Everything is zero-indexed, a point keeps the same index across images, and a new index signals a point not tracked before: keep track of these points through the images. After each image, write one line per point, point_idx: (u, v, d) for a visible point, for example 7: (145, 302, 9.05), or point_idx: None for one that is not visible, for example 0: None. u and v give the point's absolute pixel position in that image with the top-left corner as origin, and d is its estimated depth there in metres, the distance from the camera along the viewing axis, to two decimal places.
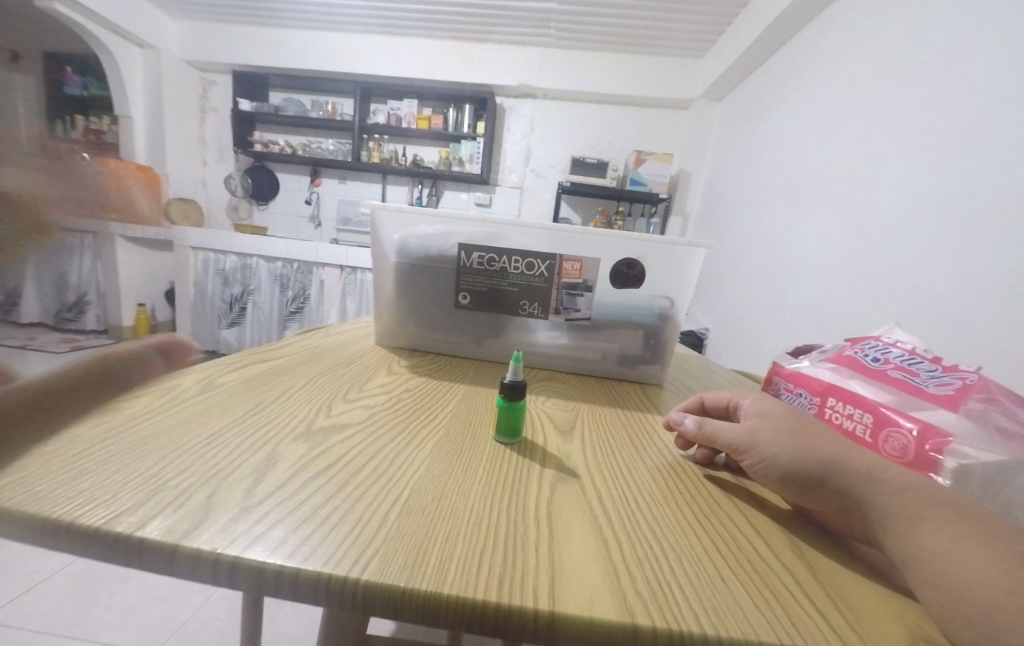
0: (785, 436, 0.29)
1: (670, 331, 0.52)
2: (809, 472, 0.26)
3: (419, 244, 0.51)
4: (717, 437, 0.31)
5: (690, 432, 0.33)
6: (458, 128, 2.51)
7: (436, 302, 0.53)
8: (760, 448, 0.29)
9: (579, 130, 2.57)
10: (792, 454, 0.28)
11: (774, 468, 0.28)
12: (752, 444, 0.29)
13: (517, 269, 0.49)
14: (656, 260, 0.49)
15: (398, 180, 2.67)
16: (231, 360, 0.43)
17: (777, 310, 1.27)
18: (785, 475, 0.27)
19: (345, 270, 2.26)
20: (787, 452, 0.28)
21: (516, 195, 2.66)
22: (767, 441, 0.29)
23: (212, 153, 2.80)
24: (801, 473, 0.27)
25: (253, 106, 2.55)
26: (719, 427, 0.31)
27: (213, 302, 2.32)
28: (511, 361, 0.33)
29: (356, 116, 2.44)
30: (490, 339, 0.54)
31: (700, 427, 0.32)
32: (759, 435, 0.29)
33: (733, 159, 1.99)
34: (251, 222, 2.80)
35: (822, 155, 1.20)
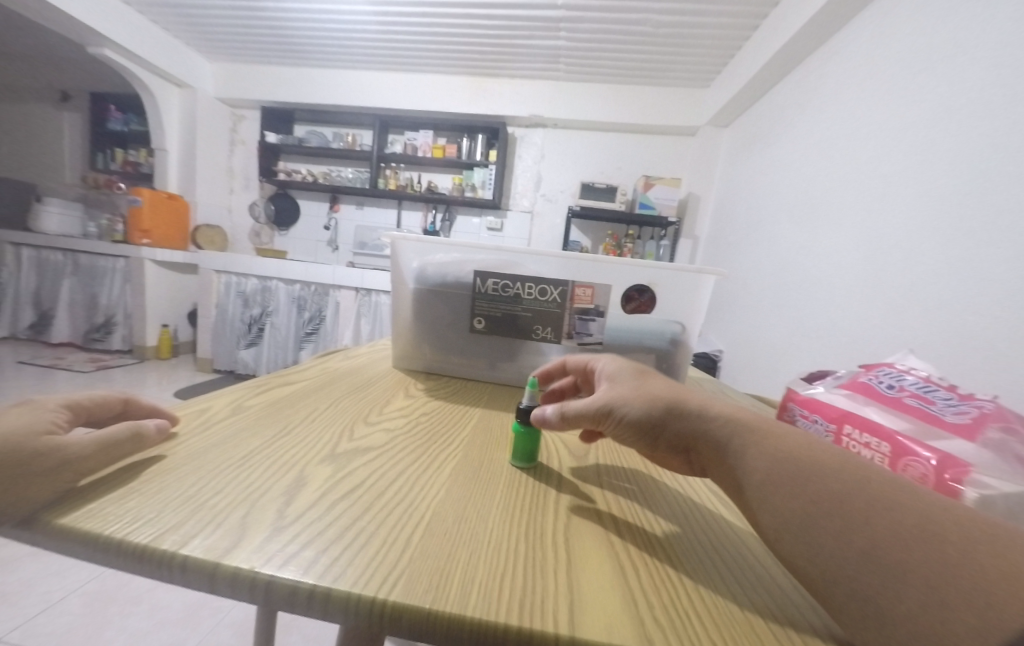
0: (633, 393, 0.32)
1: (682, 355, 0.52)
2: (654, 420, 0.30)
3: (436, 271, 0.53)
4: (580, 416, 0.32)
5: (554, 421, 0.32)
6: (471, 156, 2.61)
7: (452, 328, 0.55)
8: (617, 410, 0.32)
9: (588, 157, 2.64)
10: (640, 408, 0.31)
11: (631, 423, 0.31)
12: (610, 406, 0.32)
13: (531, 295, 0.51)
14: (666, 287, 0.50)
15: (413, 206, 2.76)
16: (256, 383, 0.45)
17: (791, 334, 1.26)
18: (640, 426, 0.31)
19: (360, 292, 2.32)
20: (637, 407, 0.31)
21: (526, 219, 2.72)
22: (620, 400, 0.32)
23: (239, 182, 2.95)
24: (649, 420, 0.30)
25: (278, 139, 2.71)
26: (578, 406, 0.33)
27: (232, 323, 2.39)
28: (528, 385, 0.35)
29: (375, 146, 2.58)
30: (503, 363, 0.56)
31: (562, 414, 0.32)
32: (613, 399, 0.32)
33: (742, 182, 2.01)
34: (272, 246, 2.92)
35: (831, 180, 1.21)
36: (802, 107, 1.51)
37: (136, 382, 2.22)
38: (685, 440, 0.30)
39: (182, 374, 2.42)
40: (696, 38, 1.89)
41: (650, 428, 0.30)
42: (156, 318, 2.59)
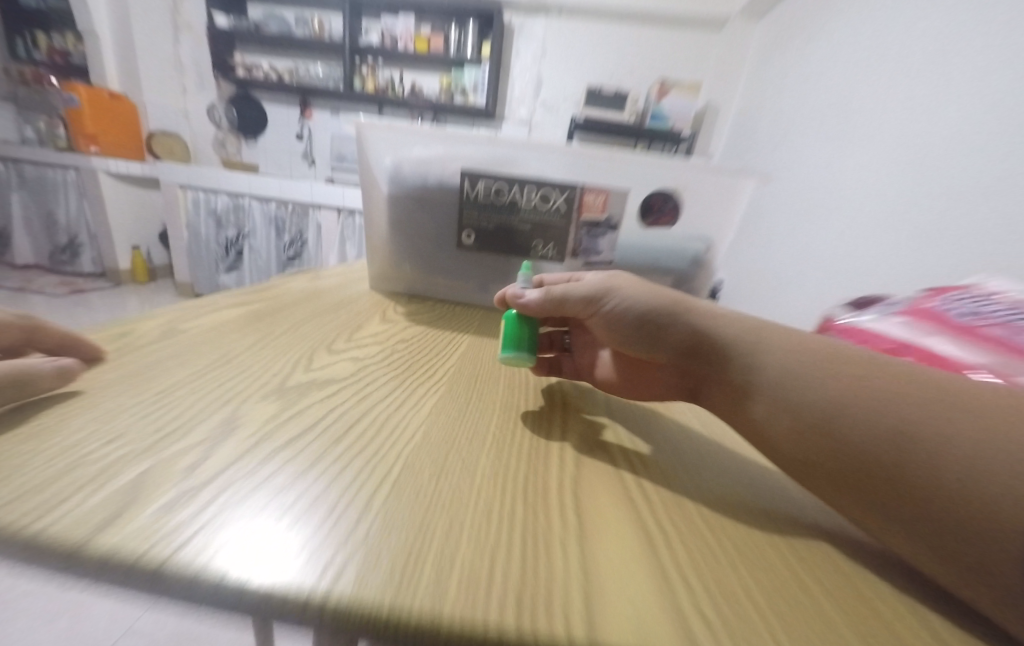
0: (633, 285, 0.30)
1: (702, 279, 0.45)
2: (656, 314, 0.28)
3: (414, 170, 0.43)
4: (567, 299, 0.31)
5: (535, 301, 0.30)
6: (461, 51, 2.24)
7: (437, 242, 0.46)
8: (614, 295, 0.30)
9: (597, 54, 2.27)
10: (640, 297, 0.29)
11: (625, 312, 0.29)
12: (605, 294, 0.30)
13: (530, 203, 0.42)
14: (693, 194, 0.42)
15: (396, 112, 2.44)
16: (206, 302, 0.37)
17: (802, 262, 1.19)
18: (636, 317, 0.29)
19: (343, 212, 2.14)
20: (635, 295, 0.29)
21: (524, 132, 2.43)
22: (617, 287, 0.30)
23: (192, 79, 2.50)
24: (648, 313, 0.29)
25: (231, 22, 2.29)
26: (566, 291, 0.31)
27: (208, 246, 2.23)
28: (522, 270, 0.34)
29: (347, 35, 2.19)
30: (497, 286, 0.48)
31: (547, 295, 0.31)
32: (612, 284, 0.30)
33: (770, 89, 1.76)
34: (241, 159, 2.59)
35: (874, 81, 1.05)
36: None
37: (115, 307, 2.13)
38: (688, 342, 0.28)
39: (163, 299, 2.32)
40: None
41: (647, 323, 0.29)
42: (125, 240, 2.42)
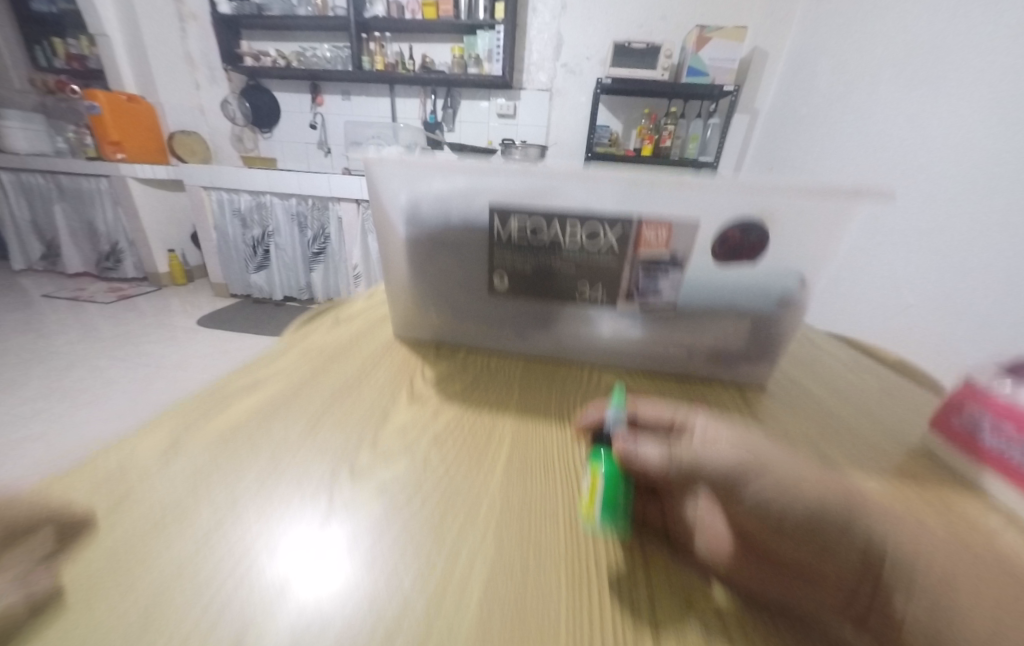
0: (783, 456, 0.22)
1: (791, 320, 0.36)
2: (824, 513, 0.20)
3: (433, 208, 0.36)
4: (701, 465, 0.22)
5: (658, 463, 0.22)
6: (473, 13, 2.05)
7: (464, 286, 0.40)
8: (765, 476, 0.21)
9: (625, 1, 2.02)
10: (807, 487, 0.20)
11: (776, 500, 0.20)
12: (750, 473, 0.21)
13: (574, 241, 0.35)
14: (784, 218, 0.33)
15: (408, 90, 2.31)
16: (212, 392, 0.33)
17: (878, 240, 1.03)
18: (793, 511, 0.20)
19: (362, 204, 2.09)
20: (801, 481, 0.20)
21: (545, 99, 2.24)
22: (773, 465, 0.21)
23: (203, 73, 2.46)
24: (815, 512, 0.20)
25: (233, 8, 2.19)
26: (698, 455, 0.22)
27: (237, 246, 2.27)
28: (615, 400, 0.27)
29: (352, 9, 2.05)
30: (535, 331, 0.41)
31: (672, 458, 0.22)
32: (763, 457, 0.21)
33: (834, 25, 1.50)
34: (258, 153, 2.58)
35: (989, 11, 0.84)
36: None
37: (159, 311, 2.23)
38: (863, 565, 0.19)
39: (202, 300, 2.41)
40: None
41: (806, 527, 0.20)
42: (161, 244, 2.49)
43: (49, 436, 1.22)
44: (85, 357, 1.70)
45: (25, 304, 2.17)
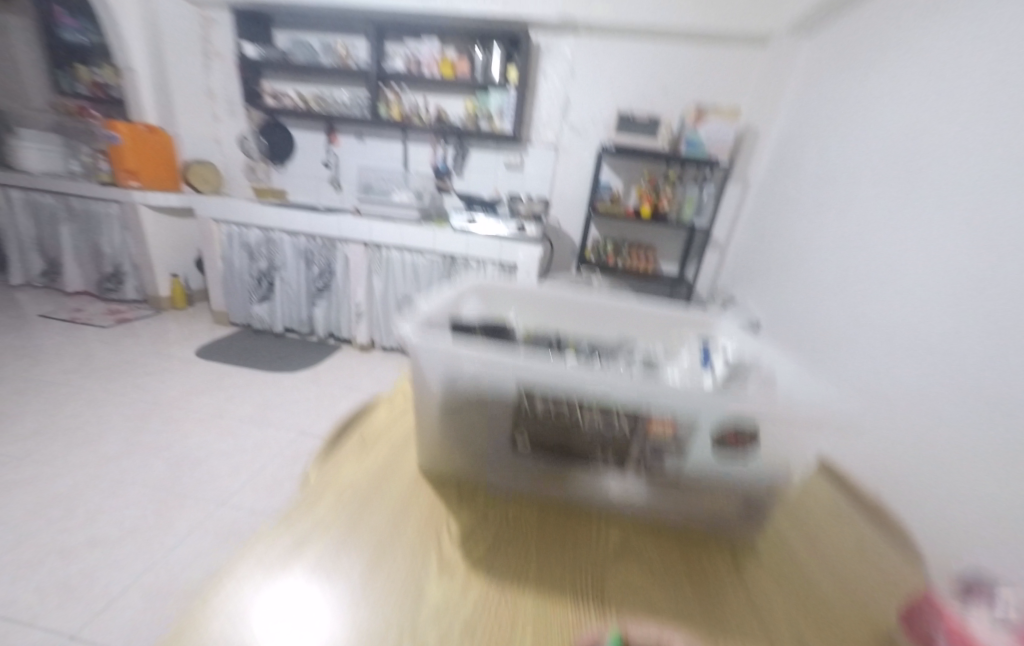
0: None
1: (774, 492, 0.42)
2: None
3: (467, 384, 0.41)
4: None
5: None
6: (487, 74, 2.17)
7: (488, 440, 0.44)
8: None
9: (629, 74, 2.16)
10: None
11: None
12: None
13: (592, 420, 0.41)
14: (770, 421, 0.38)
15: (421, 138, 2.41)
16: (254, 559, 0.33)
17: (857, 334, 1.11)
18: None
19: (370, 246, 2.14)
20: None
21: (551, 156, 2.36)
22: None
23: (223, 106, 2.55)
24: None
25: (259, 52, 2.30)
26: None
27: (241, 277, 2.30)
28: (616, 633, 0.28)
29: (373, 62, 2.16)
30: (549, 482, 0.45)
31: None
32: None
33: (821, 118, 1.63)
34: (270, 185, 2.65)
35: (950, 147, 0.94)
36: (924, 24, 1.13)
37: (156, 338, 2.23)
38: None
39: (200, 326, 2.42)
40: None
41: None
42: (165, 268, 2.51)
43: (41, 480, 1.22)
44: (80, 389, 1.70)
45: (21, 325, 2.16)
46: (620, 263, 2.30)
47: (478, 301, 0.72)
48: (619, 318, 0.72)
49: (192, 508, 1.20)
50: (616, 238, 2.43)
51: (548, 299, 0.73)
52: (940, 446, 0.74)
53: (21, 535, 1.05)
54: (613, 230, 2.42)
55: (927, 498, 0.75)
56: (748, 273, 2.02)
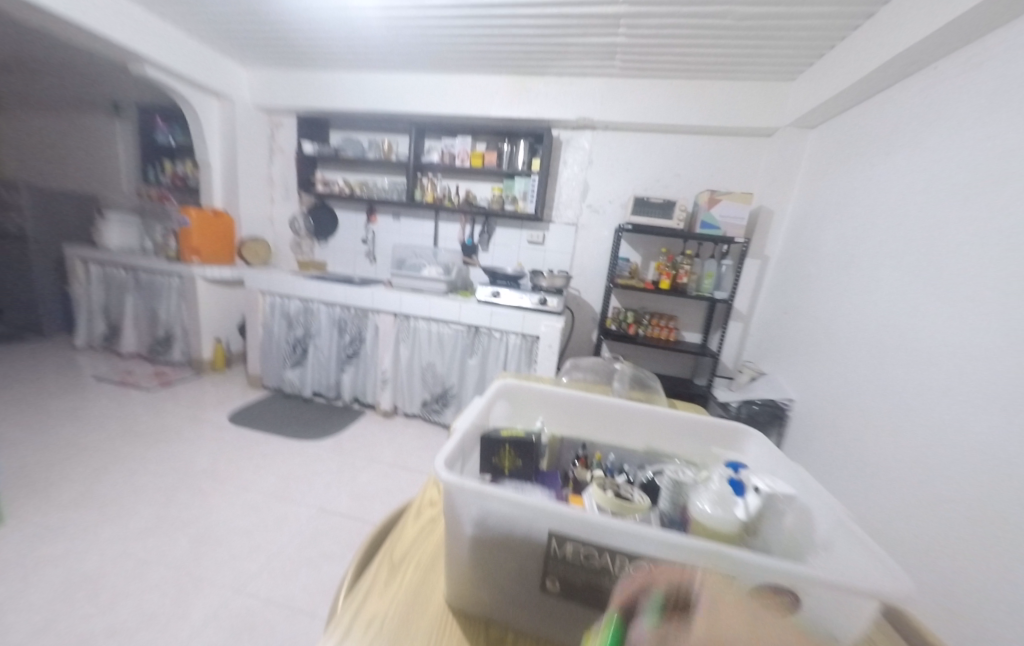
0: None
1: None
2: None
3: (499, 521, 0.43)
4: None
5: None
6: (513, 163, 2.40)
7: (517, 580, 0.44)
8: None
9: (643, 161, 2.35)
10: None
11: None
12: None
13: (622, 571, 0.40)
14: (815, 592, 0.36)
15: (451, 217, 2.63)
16: None
17: (900, 429, 1.06)
18: None
19: (398, 316, 2.25)
20: None
21: (571, 232, 2.50)
22: None
23: (280, 191, 2.91)
24: None
25: (315, 149, 2.65)
26: None
27: (278, 343, 2.44)
28: None
29: (412, 155, 2.44)
30: (581, 629, 0.44)
31: None
32: None
33: (834, 203, 1.70)
34: (313, 256, 2.91)
35: (975, 247, 0.95)
36: (928, 129, 1.20)
37: (194, 401, 2.34)
38: None
39: (235, 389, 2.53)
40: (785, 30, 1.56)
41: None
42: (211, 333, 2.70)
43: (73, 557, 1.24)
44: (120, 456, 1.77)
45: (77, 387, 2.32)
46: (641, 333, 2.32)
47: (504, 404, 0.76)
48: (643, 422, 0.74)
49: (209, 593, 1.18)
50: (637, 308, 2.48)
51: (571, 401, 0.76)
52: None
53: (46, 620, 1.05)
54: (633, 301, 2.47)
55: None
56: (774, 346, 1.99)
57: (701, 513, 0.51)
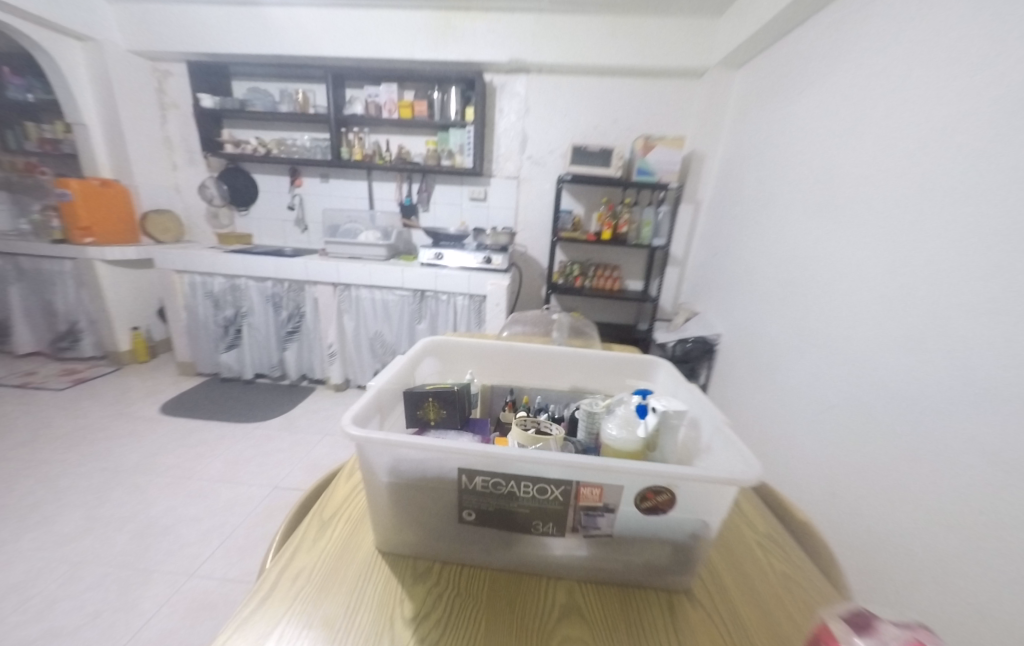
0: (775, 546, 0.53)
1: (702, 547, 0.45)
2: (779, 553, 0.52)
3: (412, 465, 0.45)
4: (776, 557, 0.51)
5: None
6: (445, 113, 2.24)
7: (437, 515, 0.47)
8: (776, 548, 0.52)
9: (579, 108, 2.29)
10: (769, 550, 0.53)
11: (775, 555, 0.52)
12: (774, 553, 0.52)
13: (527, 493, 0.43)
14: (688, 486, 0.42)
15: (385, 176, 2.46)
16: None
17: (822, 351, 1.12)
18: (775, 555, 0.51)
19: (338, 286, 2.13)
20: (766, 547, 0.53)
21: (513, 186, 2.44)
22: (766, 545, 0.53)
23: (181, 155, 2.57)
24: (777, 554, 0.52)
25: (215, 102, 2.32)
26: None
27: (207, 326, 2.25)
28: None
29: (331, 107, 2.20)
30: (501, 549, 0.48)
31: None
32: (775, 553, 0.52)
33: (753, 144, 1.79)
34: (234, 229, 2.65)
35: (892, 151, 0.97)
36: (832, 68, 1.27)
37: (117, 395, 2.14)
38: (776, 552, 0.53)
39: (166, 380, 2.33)
40: None
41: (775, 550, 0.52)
42: (125, 322, 2.43)
43: None
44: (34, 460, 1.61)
45: None
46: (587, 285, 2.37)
47: (434, 360, 0.76)
48: (569, 366, 0.78)
49: (159, 583, 1.10)
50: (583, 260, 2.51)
51: (500, 352, 0.78)
52: (929, 462, 0.78)
53: None
54: (579, 254, 2.51)
55: (927, 512, 0.77)
56: (705, 286, 2.14)
57: (610, 438, 0.56)
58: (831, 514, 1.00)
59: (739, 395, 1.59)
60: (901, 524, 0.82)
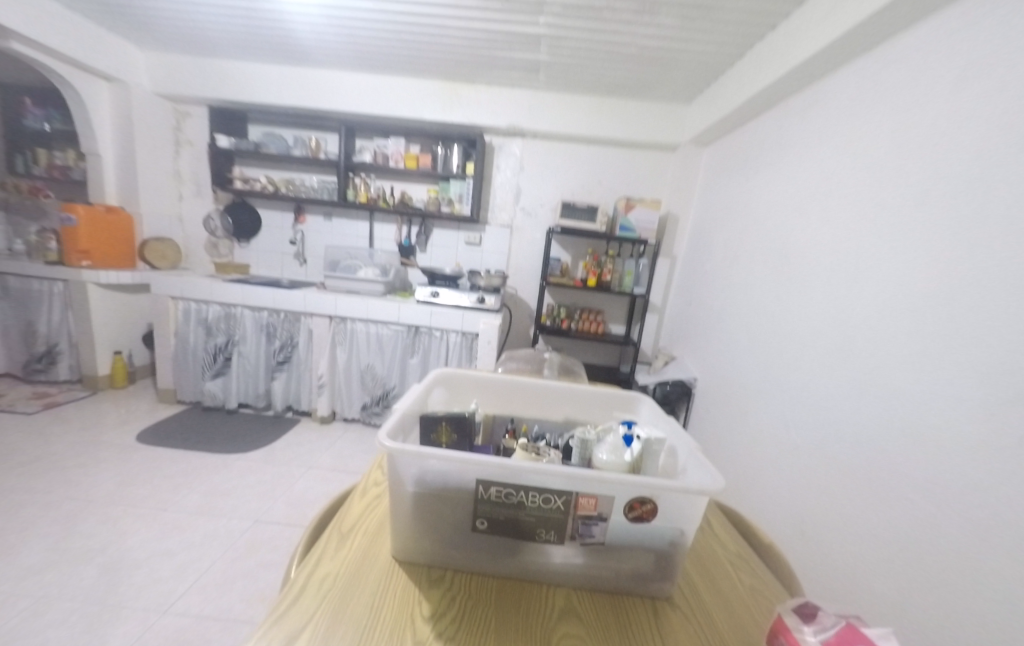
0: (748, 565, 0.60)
1: (679, 555, 0.53)
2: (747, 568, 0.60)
3: (436, 476, 0.52)
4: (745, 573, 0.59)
5: None
6: (447, 166, 2.45)
7: (453, 523, 0.54)
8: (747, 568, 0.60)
9: (569, 170, 2.55)
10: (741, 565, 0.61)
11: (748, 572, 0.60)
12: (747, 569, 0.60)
13: (534, 503, 0.51)
14: (667, 498, 0.51)
15: (386, 218, 2.62)
16: None
17: (784, 392, 1.25)
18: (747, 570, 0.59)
19: (334, 319, 2.19)
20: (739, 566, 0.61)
21: (506, 234, 2.63)
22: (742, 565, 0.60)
23: (189, 187, 2.68)
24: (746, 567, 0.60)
25: (231, 143, 2.47)
26: None
27: (196, 353, 2.24)
28: None
29: (342, 154, 2.38)
30: (506, 557, 0.55)
31: None
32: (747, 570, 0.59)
33: (721, 211, 2.04)
34: (232, 259, 2.71)
35: (831, 228, 1.18)
36: (784, 156, 1.52)
37: (90, 421, 2.06)
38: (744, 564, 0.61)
39: (143, 407, 2.27)
40: (683, 61, 1.81)
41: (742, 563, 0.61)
42: (107, 346, 2.39)
43: None
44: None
45: None
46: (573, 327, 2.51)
47: (442, 390, 0.84)
48: (563, 399, 0.87)
49: (131, 619, 1.06)
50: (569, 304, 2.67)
51: (502, 385, 0.87)
52: (875, 494, 0.88)
53: None
54: (566, 297, 2.67)
55: (875, 543, 0.86)
56: (681, 333, 2.31)
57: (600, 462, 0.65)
58: (801, 553, 1.06)
59: (714, 436, 1.70)
60: (858, 558, 0.89)
